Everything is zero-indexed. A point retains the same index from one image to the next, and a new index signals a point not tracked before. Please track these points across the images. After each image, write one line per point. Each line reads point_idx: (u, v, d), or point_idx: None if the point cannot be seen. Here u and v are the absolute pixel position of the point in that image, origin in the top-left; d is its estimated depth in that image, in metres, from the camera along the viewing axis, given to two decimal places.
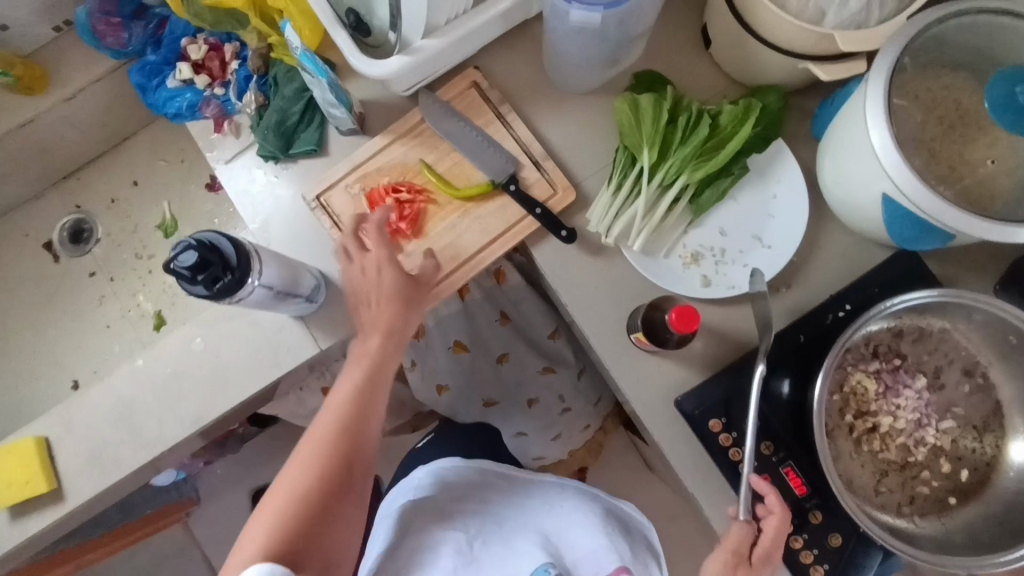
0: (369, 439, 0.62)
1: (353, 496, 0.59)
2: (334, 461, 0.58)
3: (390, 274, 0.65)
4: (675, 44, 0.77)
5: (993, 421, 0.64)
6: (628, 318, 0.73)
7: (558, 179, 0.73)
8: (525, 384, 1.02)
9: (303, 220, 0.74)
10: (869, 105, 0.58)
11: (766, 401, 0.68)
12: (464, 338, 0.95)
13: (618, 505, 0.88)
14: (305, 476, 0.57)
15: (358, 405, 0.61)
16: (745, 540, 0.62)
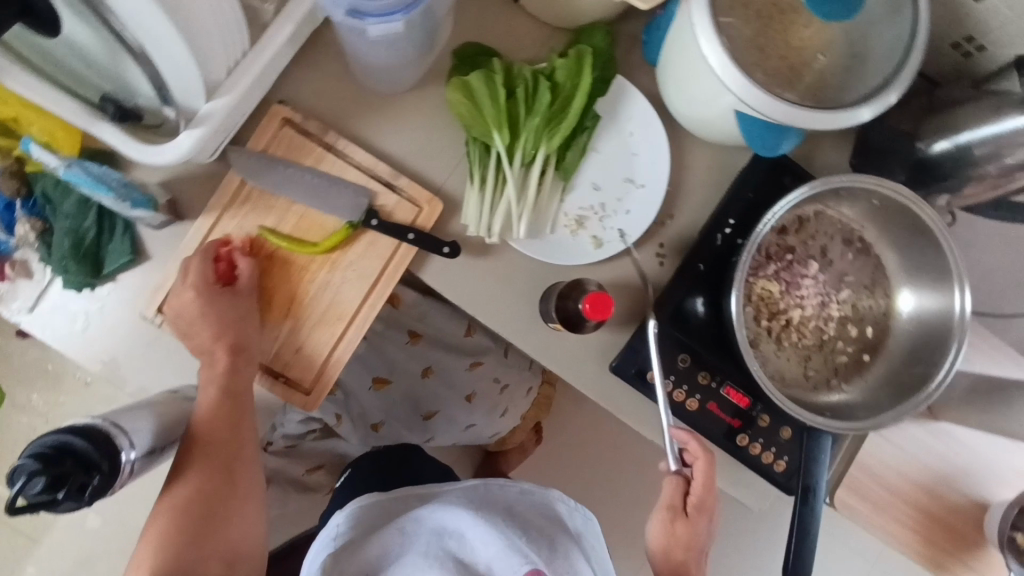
0: (243, 443, 0.63)
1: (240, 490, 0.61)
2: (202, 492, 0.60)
3: (207, 297, 0.62)
4: (483, 6, 0.70)
5: (878, 276, 0.70)
6: (540, 307, 0.71)
7: (418, 194, 0.67)
8: (464, 385, 0.96)
9: (155, 336, 0.65)
10: (699, 30, 0.56)
11: (690, 336, 0.69)
12: (382, 372, 0.92)
13: (544, 494, 0.82)
14: (175, 521, 0.58)
15: (215, 432, 0.62)
16: (678, 496, 0.67)
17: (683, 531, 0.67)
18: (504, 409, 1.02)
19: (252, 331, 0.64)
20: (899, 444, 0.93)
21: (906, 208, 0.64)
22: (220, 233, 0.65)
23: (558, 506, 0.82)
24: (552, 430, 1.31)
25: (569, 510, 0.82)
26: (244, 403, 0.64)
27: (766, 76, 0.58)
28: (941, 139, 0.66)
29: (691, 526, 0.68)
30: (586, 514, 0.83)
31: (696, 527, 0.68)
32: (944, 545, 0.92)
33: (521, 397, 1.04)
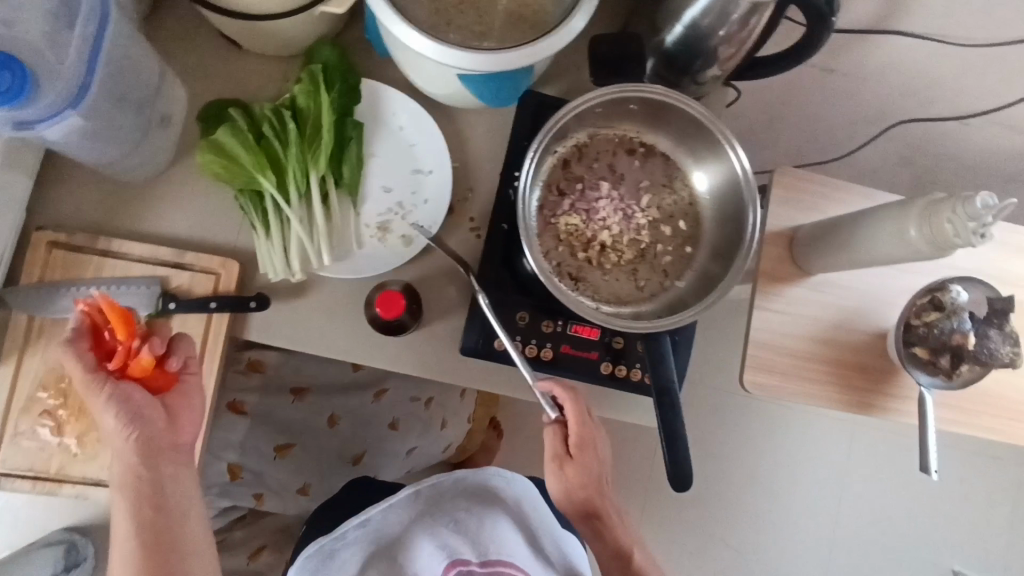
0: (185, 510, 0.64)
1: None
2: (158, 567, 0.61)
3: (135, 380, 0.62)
4: (210, 63, 0.70)
5: (671, 170, 0.72)
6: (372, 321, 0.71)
7: (209, 262, 0.67)
8: (380, 415, 0.99)
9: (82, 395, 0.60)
10: (381, 13, 0.57)
11: (520, 293, 0.70)
12: (282, 440, 0.92)
13: (477, 474, 0.86)
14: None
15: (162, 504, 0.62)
16: (563, 447, 0.71)
17: (577, 476, 0.71)
18: (440, 420, 1.03)
19: (160, 431, 0.63)
20: (787, 310, 0.95)
21: (657, 100, 0.66)
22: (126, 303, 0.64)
23: (496, 474, 0.87)
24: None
25: (506, 481, 0.87)
26: (166, 486, 0.63)
27: (462, 35, 0.59)
28: (665, 35, 0.70)
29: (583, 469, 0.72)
30: (521, 481, 0.88)
31: (589, 468, 0.71)
32: (860, 384, 0.95)
33: (454, 402, 1.05)
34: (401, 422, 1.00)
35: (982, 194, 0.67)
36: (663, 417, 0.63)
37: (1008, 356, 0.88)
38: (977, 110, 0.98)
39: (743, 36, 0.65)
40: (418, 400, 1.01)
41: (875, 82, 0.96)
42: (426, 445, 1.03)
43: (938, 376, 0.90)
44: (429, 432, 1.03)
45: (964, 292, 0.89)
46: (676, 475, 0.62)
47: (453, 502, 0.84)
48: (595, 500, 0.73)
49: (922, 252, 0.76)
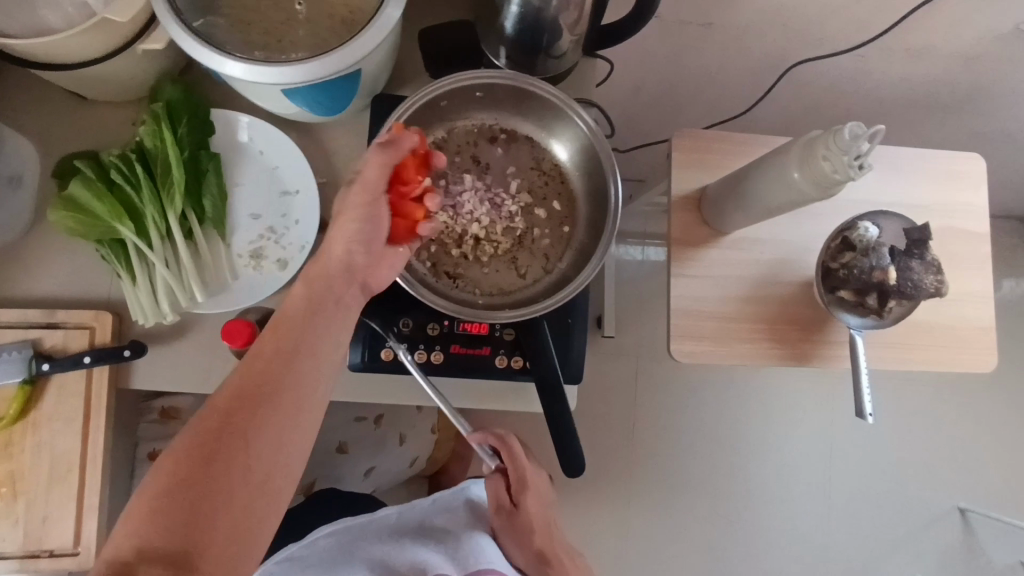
0: (276, 412, 0.50)
1: (243, 449, 0.48)
2: (215, 450, 0.47)
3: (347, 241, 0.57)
4: (58, 120, 0.70)
5: (537, 152, 0.71)
6: None
7: (80, 317, 0.66)
8: (328, 439, 1.03)
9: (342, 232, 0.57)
10: (184, 43, 0.56)
11: (400, 300, 0.69)
12: None
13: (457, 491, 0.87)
14: (213, 457, 0.46)
15: (296, 360, 0.52)
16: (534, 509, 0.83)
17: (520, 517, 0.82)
18: (397, 436, 1.07)
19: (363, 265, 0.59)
20: (709, 273, 0.93)
21: (498, 82, 0.64)
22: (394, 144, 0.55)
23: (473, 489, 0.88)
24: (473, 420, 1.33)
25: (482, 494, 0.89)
26: (290, 358, 0.52)
27: (273, 52, 0.58)
28: (503, 17, 0.68)
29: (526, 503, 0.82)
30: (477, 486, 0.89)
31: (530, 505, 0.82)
32: (795, 338, 0.93)
33: (409, 416, 1.08)
34: (350, 445, 1.04)
35: (849, 124, 0.66)
36: (549, 404, 0.61)
37: (932, 286, 0.84)
38: (875, 37, 0.87)
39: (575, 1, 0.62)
40: (366, 419, 1.05)
41: (758, 30, 0.87)
42: (384, 463, 1.07)
43: (868, 316, 0.87)
44: (383, 449, 1.06)
45: (873, 227, 0.86)
46: (568, 462, 0.61)
47: (433, 517, 0.83)
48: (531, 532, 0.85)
49: (808, 194, 0.73)
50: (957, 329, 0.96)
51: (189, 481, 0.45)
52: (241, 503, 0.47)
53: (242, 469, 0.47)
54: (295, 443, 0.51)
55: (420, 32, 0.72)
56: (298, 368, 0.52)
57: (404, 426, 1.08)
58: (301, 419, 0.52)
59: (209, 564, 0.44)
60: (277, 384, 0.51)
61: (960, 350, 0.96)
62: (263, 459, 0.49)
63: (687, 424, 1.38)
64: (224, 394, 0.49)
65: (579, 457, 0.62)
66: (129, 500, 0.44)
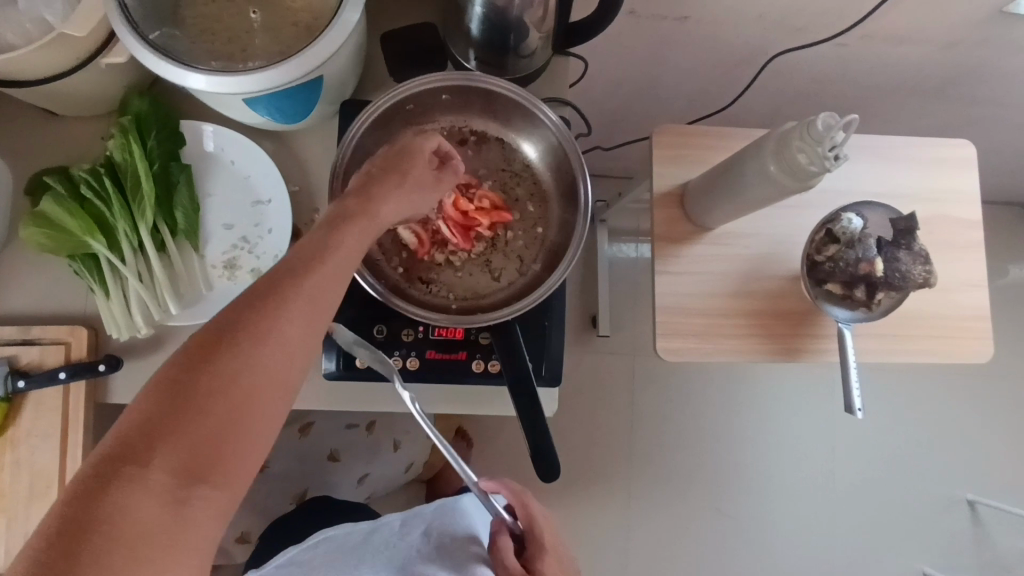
0: (306, 320, 0.42)
1: (257, 351, 0.39)
2: (227, 349, 0.39)
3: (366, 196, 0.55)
4: (29, 137, 0.70)
5: (508, 152, 0.70)
6: None
7: (56, 333, 0.66)
8: (321, 446, 1.03)
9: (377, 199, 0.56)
10: (145, 60, 0.56)
11: (373, 306, 0.68)
12: None
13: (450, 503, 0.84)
14: (220, 356, 0.38)
15: (325, 265, 0.45)
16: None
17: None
18: (391, 441, 1.06)
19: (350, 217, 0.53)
20: (695, 270, 0.91)
21: (462, 84, 0.64)
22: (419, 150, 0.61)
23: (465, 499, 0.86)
24: (469, 423, 1.33)
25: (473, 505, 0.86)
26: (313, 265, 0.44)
27: (232, 62, 0.58)
28: (469, 19, 0.67)
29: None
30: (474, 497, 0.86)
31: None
32: (786, 333, 0.91)
33: (403, 422, 1.08)
34: (342, 452, 1.04)
35: (822, 115, 0.64)
36: (522, 407, 0.60)
37: (920, 276, 0.83)
38: (855, 24, 0.85)
39: None
40: (358, 425, 1.05)
41: (735, 22, 0.86)
42: (379, 469, 1.06)
43: (857, 308, 0.85)
44: (377, 455, 1.06)
45: (857, 218, 0.85)
46: (544, 466, 0.59)
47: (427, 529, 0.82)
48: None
49: (786, 187, 0.72)
50: (949, 318, 0.95)
51: (195, 365, 0.38)
52: (266, 388, 0.39)
53: (259, 355, 0.39)
54: (319, 326, 0.43)
55: (383, 37, 0.71)
56: (321, 262, 0.45)
57: (398, 431, 1.07)
58: (329, 301, 0.44)
59: (225, 465, 0.38)
60: (296, 268, 0.44)
61: (952, 338, 0.94)
62: (282, 339, 0.40)
63: (685, 421, 1.37)
64: (258, 280, 0.43)
65: (556, 461, 0.60)
66: (139, 390, 0.37)
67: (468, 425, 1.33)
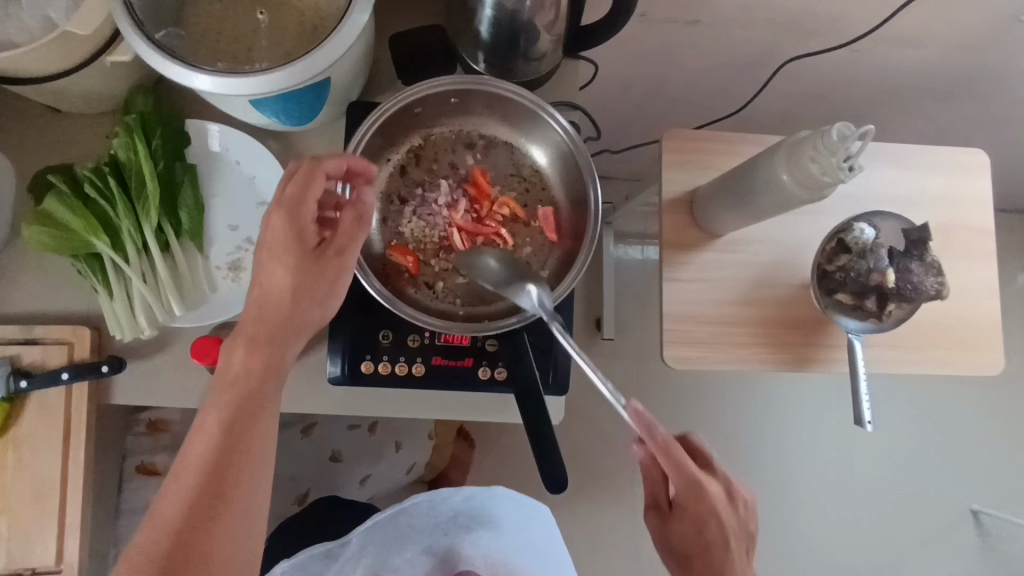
0: (251, 461, 0.49)
1: (218, 512, 0.46)
2: (192, 522, 0.45)
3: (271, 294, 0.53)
4: (33, 135, 0.70)
5: (517, 157, 0.69)
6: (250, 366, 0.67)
7: (59, 333, 0.66)
8: (323, 448, 1.02)
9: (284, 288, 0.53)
10: (150, 59, 0.55)
11: (377, 312, 0.67)
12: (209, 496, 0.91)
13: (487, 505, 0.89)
14: (187, 535, 0.45)
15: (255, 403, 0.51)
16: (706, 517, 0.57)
17: (686, 536, 0.58)
18: (394, 442, 1.06)
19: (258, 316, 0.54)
20: (704, 277, 0.90)
21: (471, 88, 0.63)
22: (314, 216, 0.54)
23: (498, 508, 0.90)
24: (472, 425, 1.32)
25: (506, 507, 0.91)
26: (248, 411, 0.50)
27: (239, 63, 0.57)
28: (478, 21, 0.66)
29: (688, 500, 0.56)
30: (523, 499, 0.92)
31: (711, 527, 0.57)
32: (796, 342, 0.90)
33: (406, 423, 1.08)
34: (344, 453, 1.03)
35: (837, 124, 0.63)
36: (529, 417, 0.59)
37: (933, 288, 0.81)
38: (871, 30, 0.84)
39: None
40: (360, 426, 1.04)
41: (747, 25, 0.85)
42: (381, 471, 1.06)
43: (868, 319, 0.84)
44: (381, 457, 1.06)
45: (869, 228, 0.83)
46: (550, 477, 0.59)
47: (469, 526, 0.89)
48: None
49: (799, 197, 0.71)
50: (960, 330, 0.94)
51: (172, 555, 0.44)
52: (236, 536, 0.47)
53: (220, 521, 0.46)
54: (258, 485, 0.49)
55: (392, 38, 0.70)
56: (247, 399, 0.51)
57: (401, 432, 1.07)
58: (267, 439, 0.50)
59: None
60: (232, 421, 0.49)
61: (964, 352, 0.93)
62: (235, 502, 0.47)
63: (691, 426, 1.36)
64: (202, 442, 0.48)
65: (564, 472, 0.59)
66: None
67: (470, 427, 1.32)
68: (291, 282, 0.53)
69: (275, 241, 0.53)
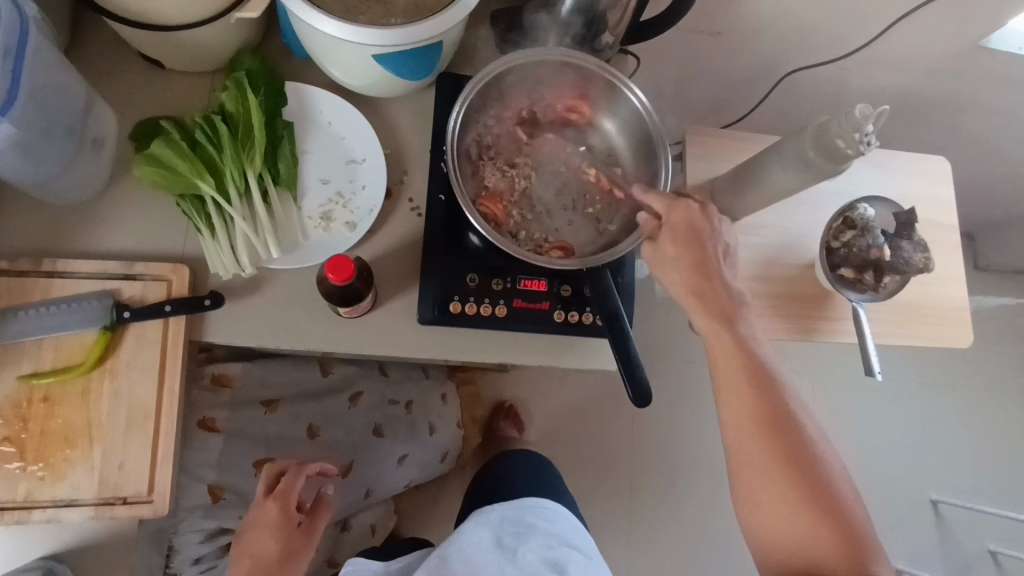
0: None
1: None
2: None
3: (263, 524, 0.80)
4: (137, 86, 0.73)
5: (585, 125, 0.79)
6: (345, 313, 0.72)
7: (159, 269, 0.69)
8: (366, 421, 1.00)
9: (270, 511, 0.81)
10: (292, 8, 0.62)
11: (464, 257, 0.74)
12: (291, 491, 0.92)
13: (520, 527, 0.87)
14: None
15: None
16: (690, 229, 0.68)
17: (684, 258, 0.67)
18: (426, 424, 1.09)
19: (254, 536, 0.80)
20: None
21: (569, 65, 0.72)
22: (291, 481, 0.81)
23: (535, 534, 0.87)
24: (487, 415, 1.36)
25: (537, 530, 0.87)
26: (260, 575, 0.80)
27: (367, 20, 0.64)
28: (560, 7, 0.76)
29: (669, 215, 0.68)
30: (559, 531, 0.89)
31: (676, 214, 0.68)
32: (805, 313, 1.01)
33: (436, 407, 1.12)
34: (385, 427, 1.03)
35: (859, 106, 0.75)
36: (614, 342, 0.66)
37: (922, 262, 0.95)
38: (857, 49, 0.99)
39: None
40: (399, 402, 1.04)
41: (764, 37, 0.98)
42: (416, 450, 1.08)
43: (866, 291, 0.97)
44: (413, 436, 1.07)
45: (870, 209, 0.97)
46: (637, 394, 0.65)
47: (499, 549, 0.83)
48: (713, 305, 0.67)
49: (821, 170, 0.82)
50: (937, 309, 1.07)
51: None
52: None
53: None
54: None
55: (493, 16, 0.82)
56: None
57: (433, 415, 1.11)
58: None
59: None
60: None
61: (942, 330, 1.06)
62: None
63: (687, 417, 1.42)
64: None
65: (647, 388, 0.66)
66: None
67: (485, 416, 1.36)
68: (277, 545, 0.81)
69: (267, 520, 0.80)
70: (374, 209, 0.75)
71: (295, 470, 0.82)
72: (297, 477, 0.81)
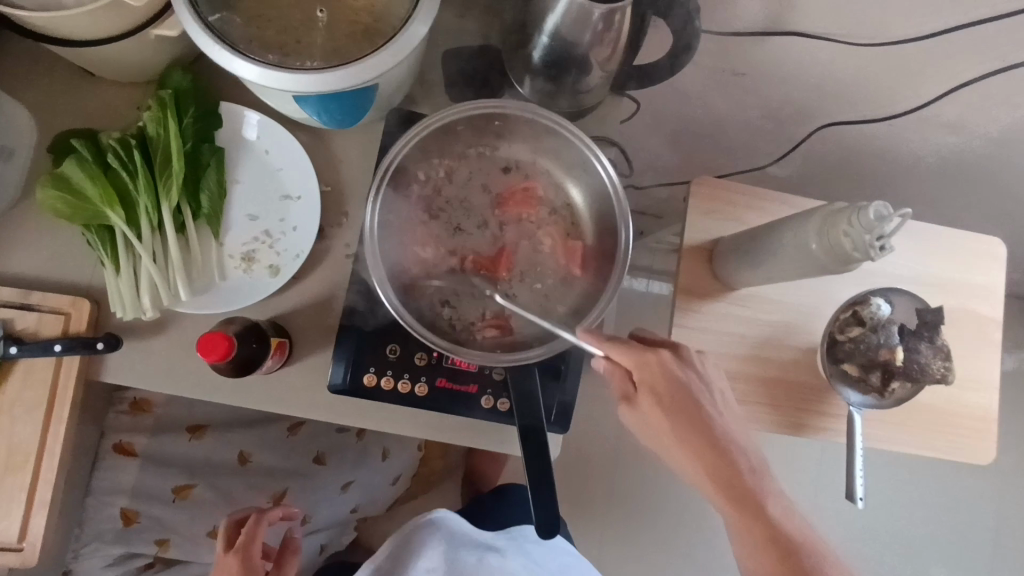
0: None
1: None
2: None
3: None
4: (59, 94, 0.67)
5: (549, 184, 0.69)
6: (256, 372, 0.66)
7: (58, 301, 0.64)
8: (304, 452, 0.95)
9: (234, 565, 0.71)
10: (198, 40, 0.54)
11: (385, 324, 0.66)
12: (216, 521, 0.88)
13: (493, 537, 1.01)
14: None
15: None
16: (671, 382, 0.59)
17: (674, 428, 0.60)
18: (380, 450, 1.00)
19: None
20: (711, 328, 0.89)
21: (524, 118, 0.63)
22: (252, 531, 0.72)
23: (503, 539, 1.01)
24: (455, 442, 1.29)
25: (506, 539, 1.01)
26: None
27: (286, 56, 0.56)
28: (533, 44, 0.65)
29: (640, 372, 0.59)
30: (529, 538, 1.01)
31: (652, 369, 0.59)
32: (800, 404, 0.89)
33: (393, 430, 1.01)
34: (328, 455, 0.96)
35: (875, 203, 0.63)
36: (530, 458, 0.58)
37: (939, 372, 0.82)
38: (936, 98, 0.82)
39: (606, 38, 0.59)
40: (348, 430, 0.97)
41: (794, 86, 0.84)
42: (364, 477, 0.99)
43: (870, 394, 0.84)
44: (364, 462, 0.99)
45: (885, 304, 0.83)
46: (543, 520, 0.57)
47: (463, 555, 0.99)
48: (723, 470, 0.59)
49: (824, 266, 0.70)
50: (960, 415, 0.93)
51: None
52: None
53: None
54: None
55: (453, 53, 0.71)
56: None
57: (388, 439, 1.00)
58: None
59: None
60: None
61: (962, 439, 0.92)
62: None
63: None
64: None
65: (557, 519, 0.58)
66: None
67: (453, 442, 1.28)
68: None
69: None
70: (299, 255, 0.68)
71: (257, 517, 0.72)
72: (261, 524, 0.72)
